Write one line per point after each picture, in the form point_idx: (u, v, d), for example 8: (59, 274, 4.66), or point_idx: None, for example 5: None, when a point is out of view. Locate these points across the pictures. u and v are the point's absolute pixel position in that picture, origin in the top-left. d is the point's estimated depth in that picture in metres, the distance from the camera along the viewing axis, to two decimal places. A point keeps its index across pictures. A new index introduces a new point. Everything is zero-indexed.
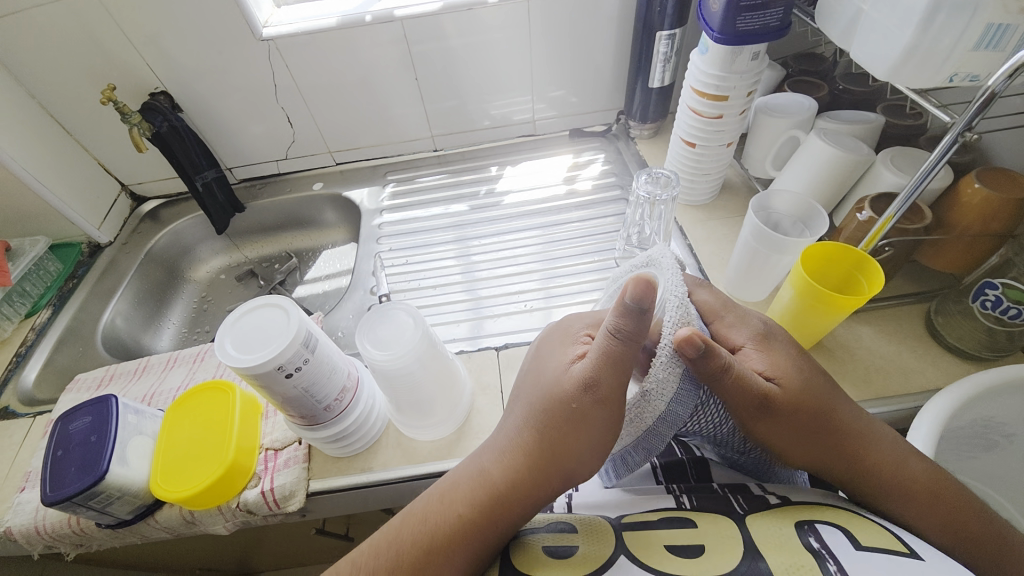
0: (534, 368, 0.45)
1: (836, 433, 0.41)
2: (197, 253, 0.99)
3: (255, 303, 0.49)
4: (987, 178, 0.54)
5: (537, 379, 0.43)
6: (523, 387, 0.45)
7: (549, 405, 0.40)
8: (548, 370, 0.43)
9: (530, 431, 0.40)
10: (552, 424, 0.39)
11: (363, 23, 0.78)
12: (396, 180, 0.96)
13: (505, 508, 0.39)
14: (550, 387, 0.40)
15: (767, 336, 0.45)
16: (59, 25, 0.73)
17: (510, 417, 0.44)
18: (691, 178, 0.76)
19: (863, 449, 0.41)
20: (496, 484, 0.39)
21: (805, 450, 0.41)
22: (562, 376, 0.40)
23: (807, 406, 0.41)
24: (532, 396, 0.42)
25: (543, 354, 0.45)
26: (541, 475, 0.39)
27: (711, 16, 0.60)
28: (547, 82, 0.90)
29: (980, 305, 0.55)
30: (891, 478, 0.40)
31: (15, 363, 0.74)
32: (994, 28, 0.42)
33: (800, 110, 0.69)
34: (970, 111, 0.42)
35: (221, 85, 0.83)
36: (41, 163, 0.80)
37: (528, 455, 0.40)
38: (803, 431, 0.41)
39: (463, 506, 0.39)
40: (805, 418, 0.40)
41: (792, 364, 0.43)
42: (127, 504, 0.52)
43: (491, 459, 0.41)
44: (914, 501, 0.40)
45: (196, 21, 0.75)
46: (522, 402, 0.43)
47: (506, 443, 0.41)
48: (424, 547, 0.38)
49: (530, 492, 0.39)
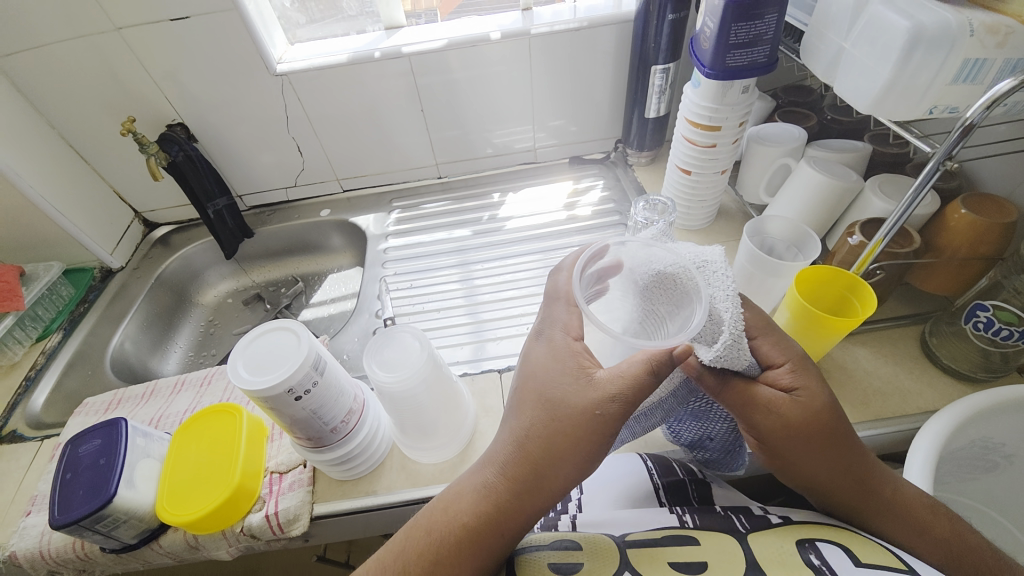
0: (529, 372, 0.42)
1: (852, 466, 0.40)
2: (205, 277, 1.01)
3: (266, 327, 0.50)
4: (973, 204, 0.56)
5: (540, 387, 0.41)
6: (518, 390, 0.42)
7: (560, 419, 0.39)
8: (552, 378, 0.40)
9: (533, 443, 0.39)
10: (558, 440, 0.38)
11: (372, 59, 0.82)
12: (401, 207, 0.98)
13: (508, 519, 0.39)
14: (563, 400, 0.39)
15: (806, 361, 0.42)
16: (83, 61, 0.77)
17: (507, 425, 0.42)
18: (687, 205, 0.78)
19: (872, 488, 0.40)
20: (500, 496, 0.39)
21: (819, 478, 0.40)
22: (574, 389, 0.39)
23: (823, 438, 0.39)
24: (540, 408, 0.40)
25: (537, 356, 0.42)
26: (541, 486, 0.39)
27: (703, 53, 0.63)
28: (547, 112, 0.94)
29: (973, 326, 0.56)
30: (892, 511, 0.40)
31: (24, 387, 0.75)
32: (971, 62, 0.45)
33: (791, 139, 0.72)
34: (950, 140, 0.44)
35: (235, 116, 0.87)
36: (59, 191, 0.83)
37: (531, 467, 0.39)
38: (817, 459, 0.40)
39: (467, 518, 0.39)
40: (817, 446, 0.39)
41: (821, 392, 0.40)
42: (133, 528, 0.52)
43: (492, 471, 0.40)
44: (912, 528, 0.40)
45: (214, 58, 0.79)
46: (521, 409, 0.41)
47: (505, 453, 0.40)
48: (430, 561, 0.38)
49: (529, 502, 0.39)
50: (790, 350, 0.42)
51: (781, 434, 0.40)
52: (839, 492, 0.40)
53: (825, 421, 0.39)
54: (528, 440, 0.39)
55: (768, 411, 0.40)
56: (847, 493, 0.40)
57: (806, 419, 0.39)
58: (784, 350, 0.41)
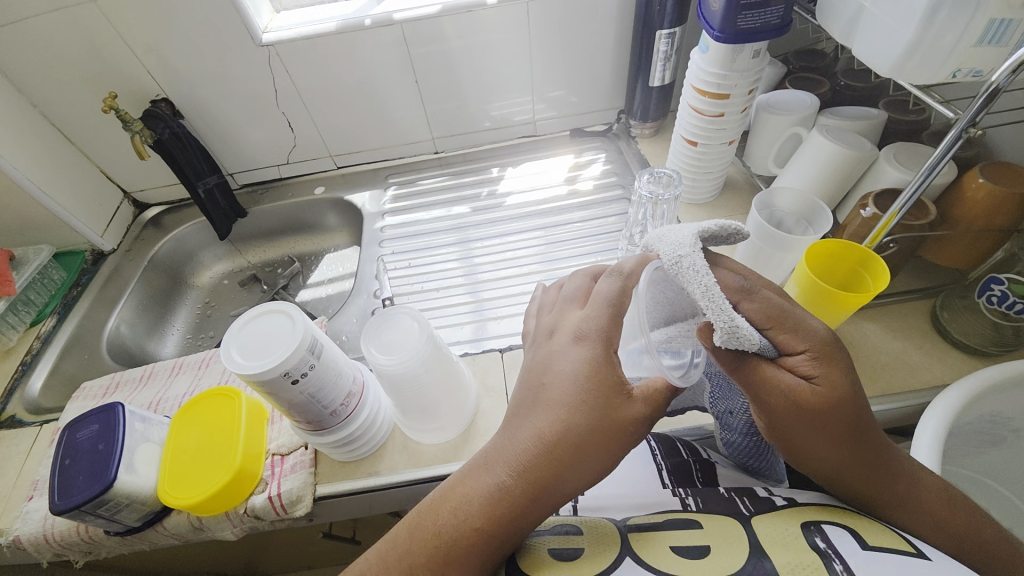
0: (561, 374, 0.39)
1: (869, 450, 0.38)
2: (200, 259, 0.99)
3: (259, 310, 0.49)
4: (991, 173, 0.54)
5: (569, 394, 0.38)
6: (542, 390, 0.40)
7: (590, 430, 0.37)
8: (584, 388, 0.38)
9: (562, 448, 0.37)
10: (587, 452, 0.37)
11: (363, 28, 0.78)
12: (397, 183, 0.96)
13: (520, 523, 0.37)
14: (594, 410, 0.37)
15: (831, 345, 0.38)
16: (60, 34, 0.73)
17: (530, 423, 0.39)
18: (693, 177, 0.75)
19: (888, 475, 0.38)
20: (516, 501, 0.36)
21: (837, 466, 0.38)
22: (608, 405, 0.38)
23: (849, 423, 0.37)
24: (567, 412, 0.38)
25: (570, 361, 0.39)
26: (557, 493, 0.37)
27: (712, 15, 0.59)
28: (547, 82, 0.90)
29: (986, 300, 0.55)
30: (906, 498, 0.39)
31: (21, 372, 0.74)
32: (996, 22, 0.42)
33: (802, 107, 0.69)
34: (974, 106, 0.42)
35: (223, 90, 0.83)
36: (44, 172, 0.81)
37: (553, 472, 0.37)
38: (833, 448, 0.37)
39: (480, 520, 0.36)
40: (842, 432, 0.37)
41: (846, 379, 0.37)
42: (136, 512, 0.52)
43: (508, 471, 0.37)
44: (924, 512, 0.39)
45: (198, 29, 0.75)
46: (548, 411, 0.38)
47: (528, 455, 0.37)
48: (438, 562, 0.36)
49: (543, 506, 0.37)
50: (811, 335, 0.37)
51: (806, 420, 0.37)
52: (859, 477, 0.38)
53: (849, 407, 0.37)
54: (556, 448, 0.37)
55: (782, 397, 0.37)
56: (866, 478, 0.38)
57: (824, 407, 0.36)
58: (802, 335, 0.37)
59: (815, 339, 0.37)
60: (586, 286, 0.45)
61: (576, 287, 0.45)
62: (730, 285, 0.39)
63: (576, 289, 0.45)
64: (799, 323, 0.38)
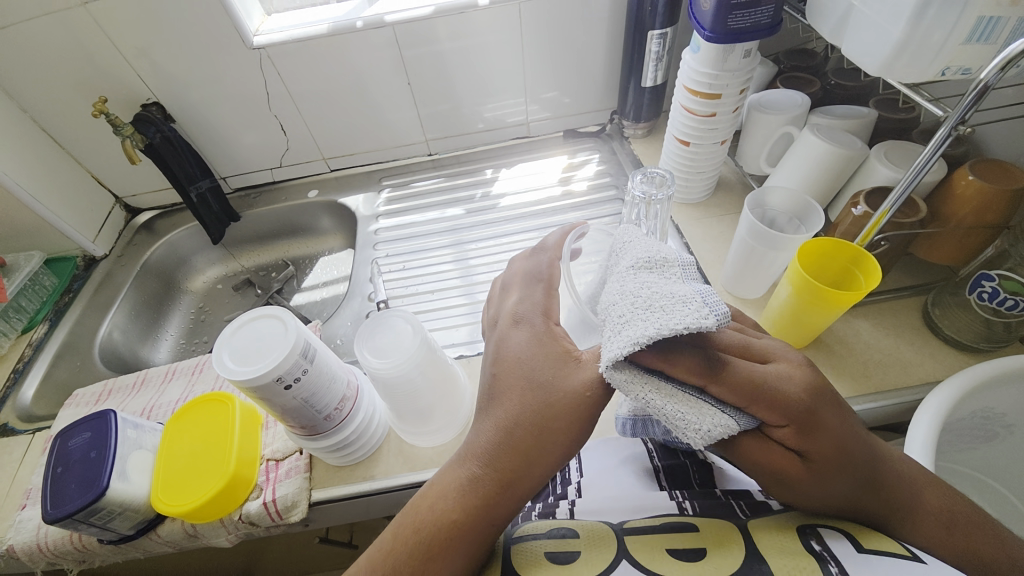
0: (510, 357, 0.41)
1: (867, 488, 0.36)
2: (193, 263, 0.99)
3: (250, 315, 0.49)
4: (980, 170, 0.55)
5: (520, 372, 0.39)
6: (495, 377, 0.41)
7: (546, 404, 0.38)
8: (534, 362, 0.39)
9: (518, 425, 0.38)
10: (539, 425, 0.37)
11: (355, 30, 0.78)
12: (391, 186, 0.96)
13: (495, 511, 0.37)
14: (544, 382, 0.38)
15: (816, 409, 0.34)
16: (48, 39, 0.73)
17: (490, 411, 0.40)
18: (686, 177, 0.76)
19: (891, 496, 0.37)
20: (487, 486, 0.37)
21: (843, 504, 0.37)
22: (557, 373, 0.39)
23: (846, 471, 0.35)
24: (520, 392, 0.39)
25: (516, 343, 0.41)
26: (531, 475, 0.37)
27: (702, 15, 0.60)
28: (540, 84, 0.90)
29: (977, 297, 0.55)
30: (914, 513, 0.37)
31: (13, 380, 0.73)
32: (985, 20, 0.42)
33: (793, 106, 0.69)
34: (963, 104, 0.42)
35: (214, 94, 0.83)
36: (34, 177, 0.80)
37: (519, 453, 0.37)
38: (827, 501, 0.36)
39: (455, 510, 0.37)
40: (841, 483, 0.35)
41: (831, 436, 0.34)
42: (129, 520, 0.52)
43: (478, 461, 0.38)
44: (938, 525, 0.37)
45: (189, 34, 0.75)
46: (505, 396, 0.39)
47: (489, 441, 0.38)
48: (420, 561, 0.36)
49: (519, 488, 0.37)
50: (793, 406, 0.34)
51: (801, 489, 0.36)
52: (864, 506, 0.37)
53: (841, 462, 0.35)
54: (517, 428, 0.38)
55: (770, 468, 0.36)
56: (872, 505, 0.37)
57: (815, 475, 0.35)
58: (784, 411, 0.34)
59: (798, 409, 0.34)
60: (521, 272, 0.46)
61: (513, 274, 0.47)
62: (695, 364, 0.34)
63: (513, 277, 0.47)
64: (779, 393, 0.34)
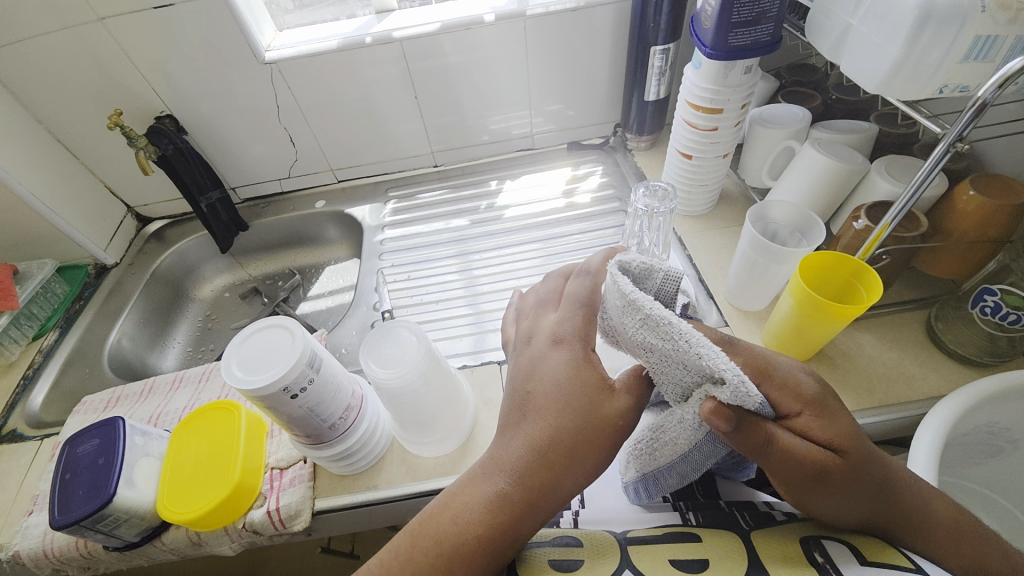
0: (546, 379, 0.40)
1: (885, 490, 0.36)
2: (202, 272, 1.00)
3: (257, 325, 0.49)
4: (980, 185, 0.55)
5: (556, 396, 0.39)
6: (528, 397, 0.40)
7: (580, 429, 0.38)
8: (572, 389, 0.39)
9: (553, 449, 0.38)
10: (573, 451, 0.38)
11: (363, 45, 0.80)
12: (397, 197, 0.97)
13: (520, 528, 0.37)
14: (580, 408, 0.38)
15: (823, 395, 0.37)
16: (65, 52, 0.75)
17: (522, 429, 0.40)
18: (689, 189, 0.76)
19: (906, 501, 0.37)
20: (515, 508, 0.37)
21: (869, 509, 0.36)
22: (594, 400, 0.39)
23: (869, 462, 0.36)
24: (557, 418, 0.38)
25: (552, 364, 0.40)
26: (558, 497, 0.38)
27: (704, 33, 0.61)
28: (544, 97, 0.92)
29: (980, 311, 0.55)
30: (925, 526, 0.37)
31: (23, 387, 0.74)
32: (982, 40, 0.42)
33: (794, 120, 0.70)
34: (962, 120, 0.42)
35: (226, 106, 0.85)
36: (48, 187, 0.82)
37: (550, 475, 0.37)
38: (856, 504, 0.36)
39: (479, 526, 0.37)
40: (869, 475, 0.36)
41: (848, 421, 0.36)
42: (135, 527, 0.52)
43: (507, 479, 0.38)
44: (944, 535, 0.37)
45: (203, 49, 0.77)
46: (536, 417, 0.39)
47: (520, 460, 0.38)
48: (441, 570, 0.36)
49: (546, 508, 0.38)
50: (803, 390, 0.36)
51: (839, 488, 0.35)
52: (886, 513, 0.36)
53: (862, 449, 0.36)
54: (548, 453, 0.38)
55: (808, 467, 0.34)
56: (895, 510, 0.37)
57: (847, 465, 0.35)
58: (795, 393, 0.36)
59: (810, 394, 0.36)
60: (559, 288, 0.47)
61: (550, 290, 0.48)
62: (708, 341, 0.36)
63: (550, 292, 0.47)
64: (787, 377, 0.37)
